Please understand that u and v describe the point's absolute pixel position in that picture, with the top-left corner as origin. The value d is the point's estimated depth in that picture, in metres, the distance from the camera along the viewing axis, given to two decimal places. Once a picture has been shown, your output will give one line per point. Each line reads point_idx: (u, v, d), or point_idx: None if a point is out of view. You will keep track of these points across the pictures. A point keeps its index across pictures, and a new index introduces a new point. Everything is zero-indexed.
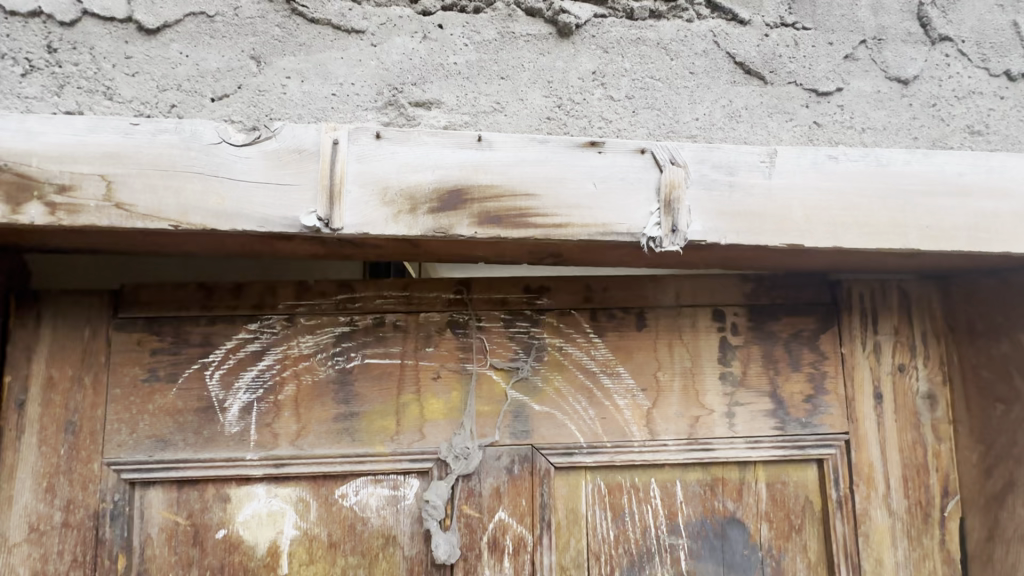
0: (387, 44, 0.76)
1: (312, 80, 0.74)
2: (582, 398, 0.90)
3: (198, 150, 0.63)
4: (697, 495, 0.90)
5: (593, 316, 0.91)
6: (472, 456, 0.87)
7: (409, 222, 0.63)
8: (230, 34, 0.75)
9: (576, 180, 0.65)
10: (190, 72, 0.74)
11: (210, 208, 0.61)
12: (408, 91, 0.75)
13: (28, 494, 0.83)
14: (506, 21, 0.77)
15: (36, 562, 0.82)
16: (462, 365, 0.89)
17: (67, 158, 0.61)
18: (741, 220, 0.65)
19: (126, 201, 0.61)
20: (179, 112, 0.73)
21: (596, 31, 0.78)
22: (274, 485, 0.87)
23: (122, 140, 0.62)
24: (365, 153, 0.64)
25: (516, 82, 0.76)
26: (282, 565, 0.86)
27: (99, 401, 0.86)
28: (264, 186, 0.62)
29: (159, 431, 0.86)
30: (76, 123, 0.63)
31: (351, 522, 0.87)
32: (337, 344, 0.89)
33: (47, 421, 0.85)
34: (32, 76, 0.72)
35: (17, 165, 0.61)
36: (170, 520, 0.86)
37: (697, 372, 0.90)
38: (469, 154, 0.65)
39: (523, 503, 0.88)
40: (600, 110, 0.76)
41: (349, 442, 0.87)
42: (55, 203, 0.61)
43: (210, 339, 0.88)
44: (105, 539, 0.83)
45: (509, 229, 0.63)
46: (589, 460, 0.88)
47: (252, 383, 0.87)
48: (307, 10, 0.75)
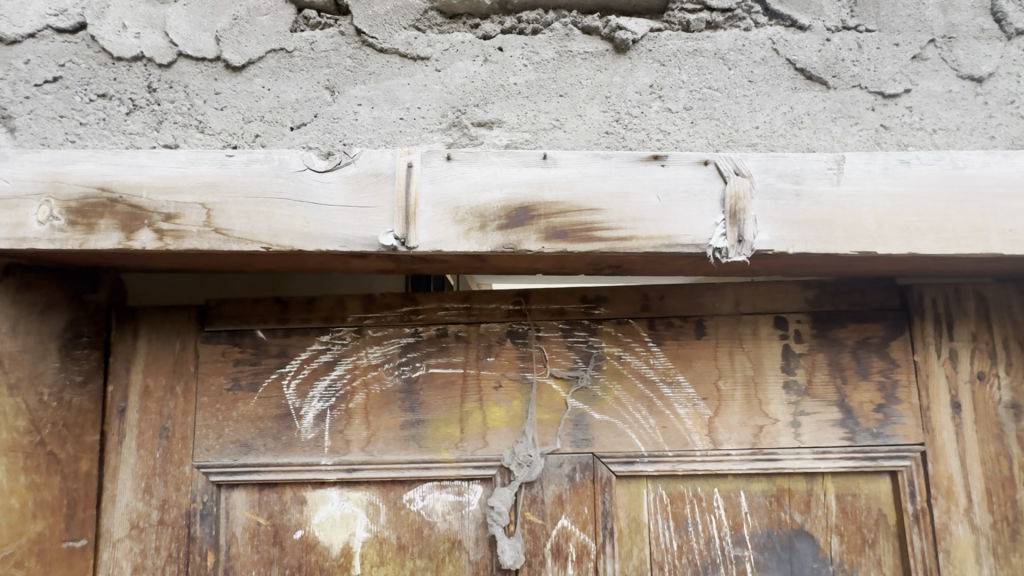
0: (450, 68, 0.79)
1: (381, 106, 0.79)
2: (642, 407, 0.90)
3: (285, 177, 0.68)
4: (763, 506, 0.88)
5: (651, 325, 0.92)
6: (535, 463, 0.88)
7: (480, 238, 0.66)
8: (308, 68, 0.80)
9: (639, 194, 0.66)
10: (272, 103, 0.80)
11: (298, 231, 0.66)
12: (471, 113, 0.78)
13: (129, 494, 0.91)
14: (564, 40, 0.79)
15: (137, 556, 0.90)
16: (523, 374, 0.92)
17: (171, 189, 0.68)
18: (810, 228, 0.65)
19: (224, 226, 0.67)
20: (262, 141, 0.79)
21: (653, 45, 0.79)
22: (346, 489, 0.91)
23: (219, 171, 0.68)
24: (437, 174, 0.67)
25: (574, 98, 0.78)
26: (354, 566, 0.90)
27: (189, 408, 0.93)
28: (345, 209, 0.67)
29: (242, 437, 0.92)
30: (179, 156, 0.69)
31: (419, 526, 0.90)
32: (403, 354, 0.93)
33: (144, 427, 0.93)
34: (135, 114, 0.80)
35: (130, 196, 0.68)
36: (252, 520, 0.91)
37: (760, 381, 0.89)
38: (535, 172, 0.67)
39: (585, 511, 0.89)
40: (658, 122, 0.77)
41: (416, 449, 0.90)
42: (162, 230, 0.67)
43: (286, 350, 0.94)
44: (196, 536, 0.90)
45: (576, 244, 0.65)
46: (651, 469, 0.89)
47: (325, 392, 0.92)
48: (376, 41, 0.80)
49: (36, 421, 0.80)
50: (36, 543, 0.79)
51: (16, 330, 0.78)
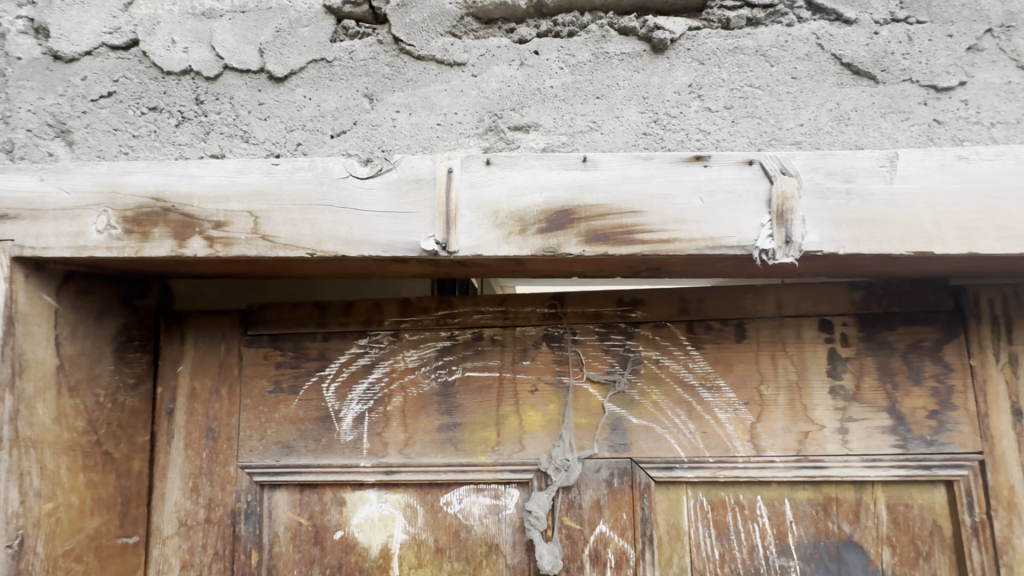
0: (487, 73, 0.80)
1: (419, 112, 0.80)
2: (681, 412, 0.89)
3: (329, 184, 0.69)
4: (809, 515, 0.85)
5: (689, 328, 0.90)
6: (572, 468, 0.88)
7: (520, 242, 0.66)
8: (347, 77, 0.82)
9: (682, 196, 0.65)
10: (313, 112, 0.82)
11: (341, 237, 0.68)
12: (508, 117, 0.78)
13: (178, 492, 0.94)
14: (601, 42, 0.79)
15: (185, 553, 0.93)
16: (559, 378, 0.91)
17: (220, 197, 0.70)
18: (862, 228, 0.62)
19: (270, 233, 0.69)
20: (304, 150, 0.81)
21: (691, 44, 0.78)
22: (384, 490, 0.92)
23: (266, 179, 0.70)
24: (477, 179, 0.68)
25: (611, 100, 0.77)
26: (393, 566, 0.91)
27: (233, 410, 0.96)
28: (387, 215, 0.68)
29: (284, 438, 0.94)
30: (228, 166, 0.71)
31: (456, 529, 0.91)
32: (439, 357, 0.93)
33: (191, 427, 0.96)
34: (184, 126, 0.83)
35: (182, 205, 0.70)
36: (294, 520, 0.93)
37: (804, 385, 0.87)
38: (575, 175, 0.67)
39: (624, 517, 0.88)
40: (697, 122, 0.76)
41: (454, 451, 0.91)
42: (212, 237, 0.69)
43: (326, 353, 0.95)
44: (241, 535, 0.92)
45: (617, 246, 0.65)
46: (691, 475, 0.87)
47: (363, 395, 0.94)
48: (413, 48, 0.81)
49: (93, 421, 0.83)
50: (94, 539, 0.82)
51: (75, 334, 0.81)
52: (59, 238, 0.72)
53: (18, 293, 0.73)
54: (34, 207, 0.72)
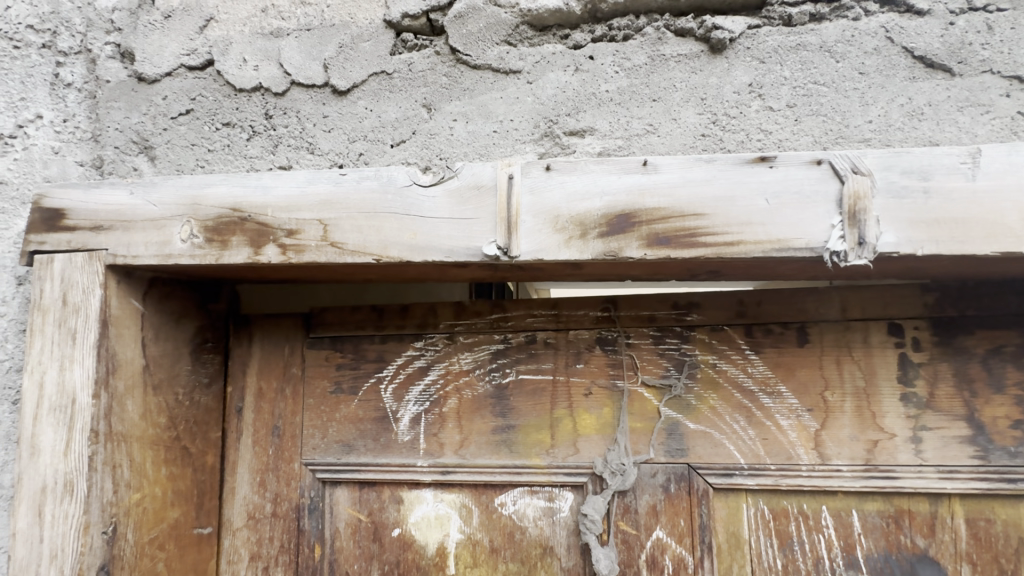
0: (542, 80, 0.81)
1: (476, 120, 0.82)
2: (740, 417, 0.87)
3: (393, 193, 0.72)
4: (878, 527, 0.82)
5: (748, 332, 0.88)
6: (628, 472, 0.87)
7: (581, 246, 0.66)
8: (407, 88, 0.85)
9: (746, 197, 0.64)
10: (374, 123, 0.85)
11: (406, 243, 0.70)
12: (563, 122, 0.79)
13: (246, 487, 0.99)
14: (657, 44, 0.79)
15: (253, 545, 0.98)
16: (613, 381, 0.91)
17: (292, 207, 0.74)
18: (941, 228, 0.60)
19: (339, 240, 0.72)
20: (365, 159, 0.84)
21: (751, 43, 0.76)
22: (440, 490, 0.94)
23: (334, 189, 0.73)
24: (537, 185, 0.69)
25: (668, 102, 0.77)
26: (449, 565, 0.93)
27: (297, 409, 1.00)
28: (449, 221, 0.70)
29: (344, 437, 0.98)
30: (298, 176, 0.75)
31: (511, 530, 0.92)
32: (493, 360, 0.95)
33: (258, 425, 1.01)
34: (254, 139, 0.88)
35: (258, 215, 0.74)
36: (354, 516, 0.97)
37: (873, 392, 0.83)
38: (635, 179, 0.67)
39: (681, 523, 0.87)
40: (758, 122, 0.75)
41: (508, 453, 0.92)
42: (285, 245, 0.73)
43: (383, 355, 0.98)
44: (305, 529, 0.97)
45: (679, 250, 0.64)
46: (751, 483, 0.85)
47: (419, 397, 0.96)
48: (470, 58, 0.83)
49: (173, 418, 0.89)
50: (174, 528, 0.88)
51: (158, 336, 0.87)
52: (147, 247, 0.77)
53: (111, 298, 0.79)
54: (124, 218, 0.78)
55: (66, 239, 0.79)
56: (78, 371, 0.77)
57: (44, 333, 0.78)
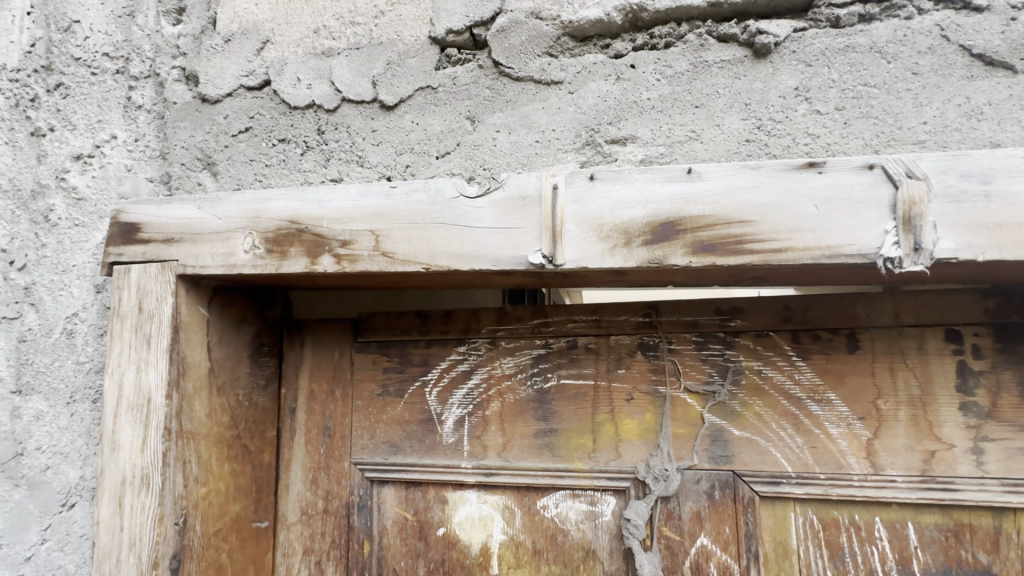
0: (584, 89, 0.82)
1: (519, 131, 0.84)
2: (787, 425, 0.85)
3: (441, 204, 0.75)
4: (937, 541, 0.79)
5: (795, 338, 0.87)
6: (672, 478, 0.87)
7: (625, 254, 0.67)
8: (451, 101, 0.88)
9: (795, 204, 0.64)
10: (420, 136, 0.88)
11: (454, 252, 0.73)
12: (605, 130, 0.80)
13: (300, 484, 1.04)
14: (699, 51, 0.79)
15: (307, 539, 1.02)
16: (655, 387, 0.91)
17: (346, 218, 0.78)
18: (1003, 233, 0.58)
19: (390, 250, 0.75)
20: (412, 171, 0.88)
21: (797, 46, 0.75)
22: (483, 491, 0.97)
23: (385, 201, 0.77)
24: (581, 194, 0.70)
25: (711, 108, 0.77)
26: (493, 565, 0.95)
27: (346, 410, 1.04)
28: (496, 230, 0.72)
29: (391, 438, 1.01)
30: (352, 190, 0.79)
31: (553, 532, 0.93)
32: (535, 365, 0.96)
33: (310, 425, 1.05)
34: (308, 154, 0.93)
35: (314, 226, 0.79)
36: (401, 514, 1.00)
37: (929, 401, 0.80)
38: (680, 187, 0.67)
39: (726, 531, 0.86)
40: (805, 126, 0.74)
41: (551, 457, 0.93)
42: (340, 255, 0.77)
43: (428, 359, 1.01)
44: (355, 526, 1.01)
45: (725, 257, 0.64)
46: (799, 491, 0.83)
47: (463, 400, 0.99)
48: (513, 70, 0.85)
49: (235, 417, 0.95)
50: (236, 521, 0.93)
51: (221, 340, 0.93)
52: (213, 258, 0.83)
53: (181, 305, 0.85)
54: (193, 231, 0.84)
55: (141, 251, 0.86)
56: (153, 373, 0.83)
57: (122, 337, 0.85)
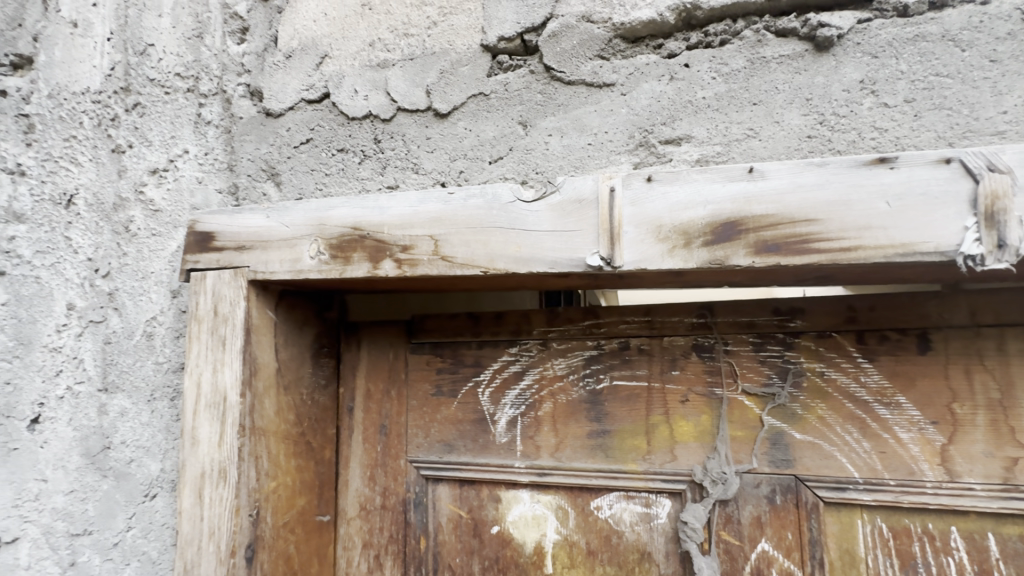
0: (636, 91, 0.82)
1: (571, 134, 0.84)
2: (852, 429, 0.83)
3: (498, 209, 0.76)
4: (1021, 554, 0.74)
5: (859, 339, 0.84)
6: (730, 481, 0.86)
7: (685, 255, 0.67)
8: (503, 107, 0.89)
9: (865, 201, 0.62)
10: (473, 142, 0.90)
11: (511, 256, 0.74)
12: (659, 131, 0.80)
13: (358, 480, 1.08)
14: (756, 47, 0.77)
15: (365, 533, 1.06)
16: (711, 389, 0.90)
17: (406, 224, 0.80)
18: None
19: (449, 254, 0.77)
20: (466, 176, 0.90)
21: (862, 38, 0.73)
22: (537, 491, 0.98)
23: (443, 207, 0.79)
24: (638, 196, 0.70)
25: (770, 105, 0.76)
26: (547, 564, 0.96)
27: (402, 409, 1.08)
28: (553, 233, 0.73)
29: (445, 437, 1.04)
30: (411, 196, 0.81)
31: (607, 533, 0.93)
32: (587, 366, 0.97)
33: (367, 423, 1.09)
34: (365, 162, 0.97)
35: (376, 232, 0.82)
36: (455, 512, 1.03)
37: (1010, 405, 0.76)
38: (741, 187, 0.66)
39: (789, 537, 0.84)
40: (872, 120, 0.72)
41: (604, 458, 0.94)
42: (400, 260, 0.80)
43: (480, 360, 1.03)
44: (411, 522, 1.04)
45: (790, 256, 0.63)
46: (867, 498, 0.81)
47: (516, 400, 1.00)
48: (564, 74, 0.86)
49: (299, 415, 0.99)
50: (301, 514, 0.98)
51: (287, 341, 0.98)
52: (281, 264, 0.87)
53: (252, 309, 0.90)
54: (262, 238, 0.89)
55: (215, 258, 0.92)
56: (228, 372, 0.88)
57: (200, 339, 0.91)
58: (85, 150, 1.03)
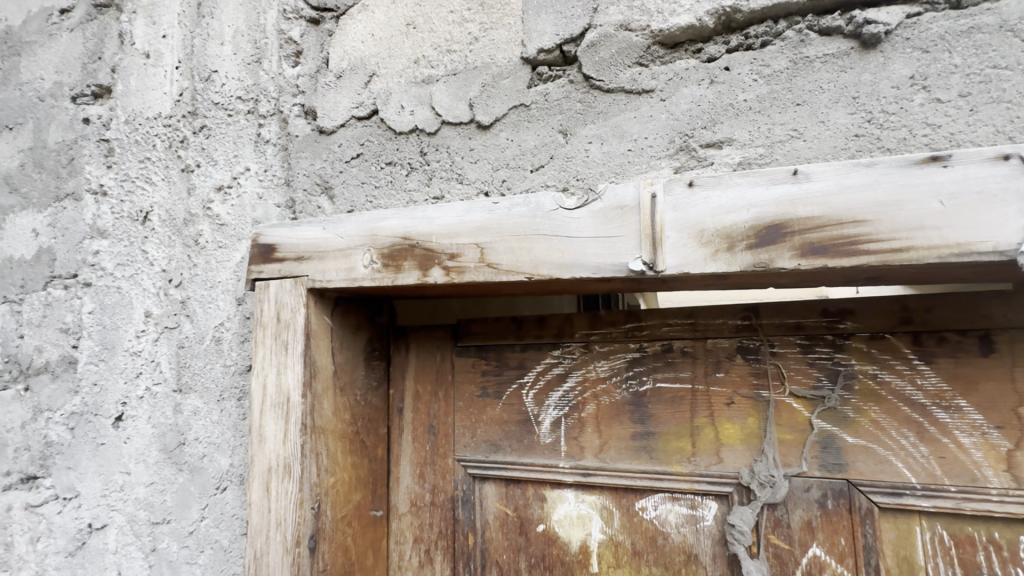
0: (676, 96, 0.83)
1: (611, 141, 0.86)
2: (909, 433, 0.81)
3: (541, 217, 0.79)
4: None
5: (915, 340, 0.82)
6: (779, 484, 0.85)
7: (728, 259, 0.68)
8: (544, 117, 0.92)
9: (917, 200, 0.61)
10: (515, 152, 0.93)
11: (555, 262, 0.77)
12: (699, 135, 0.81)
13: (409, 478, 1.13)
14: (799, 47, 0.77)
15: (416, 529, 1.11)
16: (757, 391, 0.89)
17: (452, 233, 0.84)
18: None
19: (494, 261, 0.81)
20: (508, 185, 0.93)
21: (911, 33, 0.71)
22: (581, 491, 1.00)
23: (488, 216, 0.83)
24: (679, 202, 0.71)
25: (815, 105, 0.75)
26: (592, 563, 0.97)
27: (449, 410, 1.12)
28: (595, 239, 0.75)
29: (491, 437, 1.07)
30: (457, 206, 0.85)
31: (652, 534, 0.94)
32: (629, 369, 0.98)
33: (416, 423, 1.14)
34: (412, 174, 1.02)
35: (424, 241, 0.86)
36: (502, 510, 1.06)
37: None
38: (785, 189, 0.66)
39: (842, 542, 0.83)
40: (924, 116, 0.70)
41: (648, 459, 0.94)
42: (448, 267, 0.84)
43: (524, 363, 1.06)
44: (460, 518, 1.08)
45: (838, 258, 0.63)
46: (926, 504, 0.78)
47: (560, 402, 1.02)
48: (603, 83, 0.88)
49: (354, 415, 1.05)
50: (358, 509, 1.04)
51: (342, 345, 1.04)
52: (337, 273, 0.93)
53: (311, 315, 0.96)
54: (320, 249, 0.95)
55: (277, 268, 0.98)
56: (291, 374, 0.95)
57: (264, 343, 0.98)
58: (157, 170, 1.19)
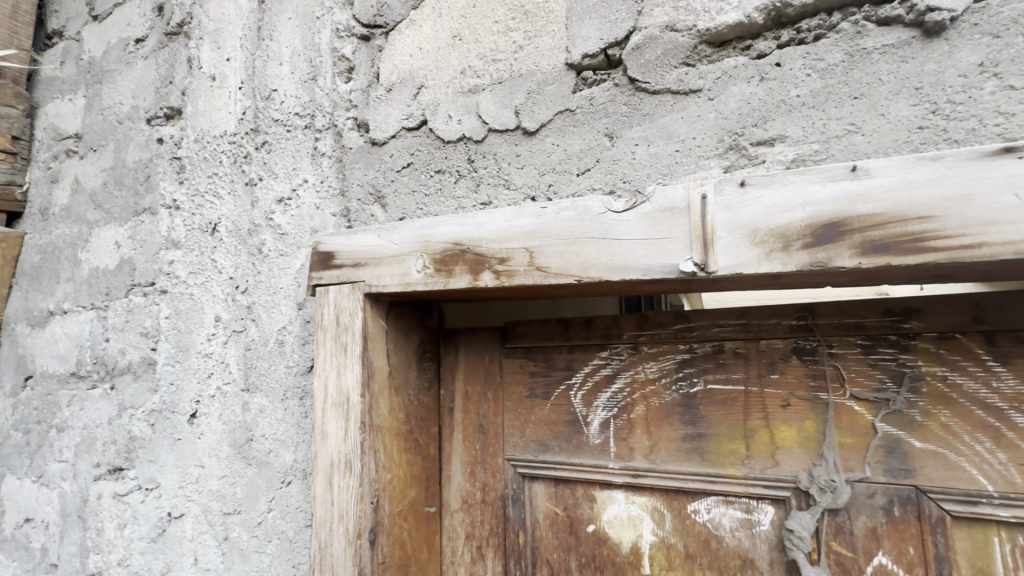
0: (724, 94, 0.82)
1: (657, 142, 0.86)
2: (983, 438, 0.76)
3: (590, 220, 0.80)
4: None
5: (989, 340, 0.77)
6: (840, 490, 0.83)
7: (783, 259, 0.67)
8: (589, 121, 0.93)
9: (989, 194, 0.58)
10: (561, 156, 0.95)
11: (603, 264, 0.78)
12: (750, 133, 0.80)
13: (460, 476, 1.17)
14: (855, 39, 0.75)
15: (468, 525, 1.14)
16: (815, 394, 0.87)
17: (502, 238, 0.87)
18: None
19: (543, 265, 0.83)
20: (555, 189, 0.94)
21: (980, 18, 0.68)
22: (631, 492, 1.00)
23: (537, 220, 0.85)
24: (731, 202, 0.71)
25: (873, 98, 0.73)
26: (644, 565, 0.97)
27: (498, 410, 1.14)
28: (644, 242, 0.75)
29: (540, 437, 1.09)
30: (506, 212, 0.88)
31: (706, 538, 0.93)
32: (679, 370, 0.97)
33: (466, 423, 1.17)
34: (460, 181, 1.05)
35: (475, 246, 0.89)
36: (551, 509, 1.07)
37: None
38: (843, 186, 0.65)
39: (910, 551, 0.79)
40: (995, 105, 0.67)
41: (700, 461, 0.94)
42: (498, 271, 0.86)
43: (572, 363, 1.07)
44: (510, 516, 1.10)
45: (902, 256, 0.61)
46: (1005, 514, 0.74)
47: (608, 403, 1.03)
48: (649, 85, 0.88)
49: (408, 414, 1.10)
50: (412, 505, 1.08)
51: (396, 347, 1.08)
52: (392, 277, 0.97)
53: (368, 318, 1.01)
54: (375, 256, 1.00)
55: (335, 274, 1.04)
56: (350, 374, 1.00)
57: (326, 346, 1.03)
58: (224, 184, 1.27)
